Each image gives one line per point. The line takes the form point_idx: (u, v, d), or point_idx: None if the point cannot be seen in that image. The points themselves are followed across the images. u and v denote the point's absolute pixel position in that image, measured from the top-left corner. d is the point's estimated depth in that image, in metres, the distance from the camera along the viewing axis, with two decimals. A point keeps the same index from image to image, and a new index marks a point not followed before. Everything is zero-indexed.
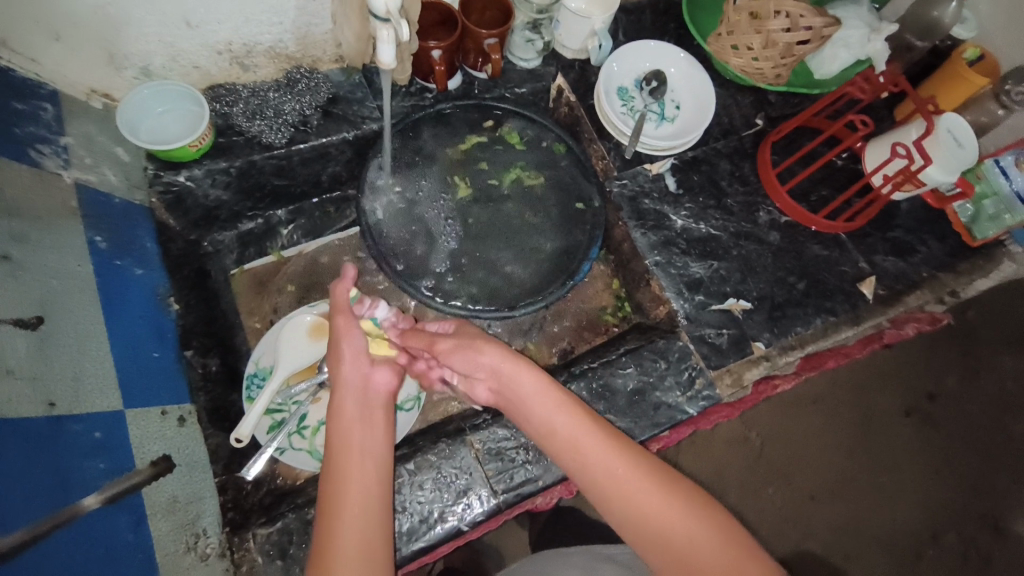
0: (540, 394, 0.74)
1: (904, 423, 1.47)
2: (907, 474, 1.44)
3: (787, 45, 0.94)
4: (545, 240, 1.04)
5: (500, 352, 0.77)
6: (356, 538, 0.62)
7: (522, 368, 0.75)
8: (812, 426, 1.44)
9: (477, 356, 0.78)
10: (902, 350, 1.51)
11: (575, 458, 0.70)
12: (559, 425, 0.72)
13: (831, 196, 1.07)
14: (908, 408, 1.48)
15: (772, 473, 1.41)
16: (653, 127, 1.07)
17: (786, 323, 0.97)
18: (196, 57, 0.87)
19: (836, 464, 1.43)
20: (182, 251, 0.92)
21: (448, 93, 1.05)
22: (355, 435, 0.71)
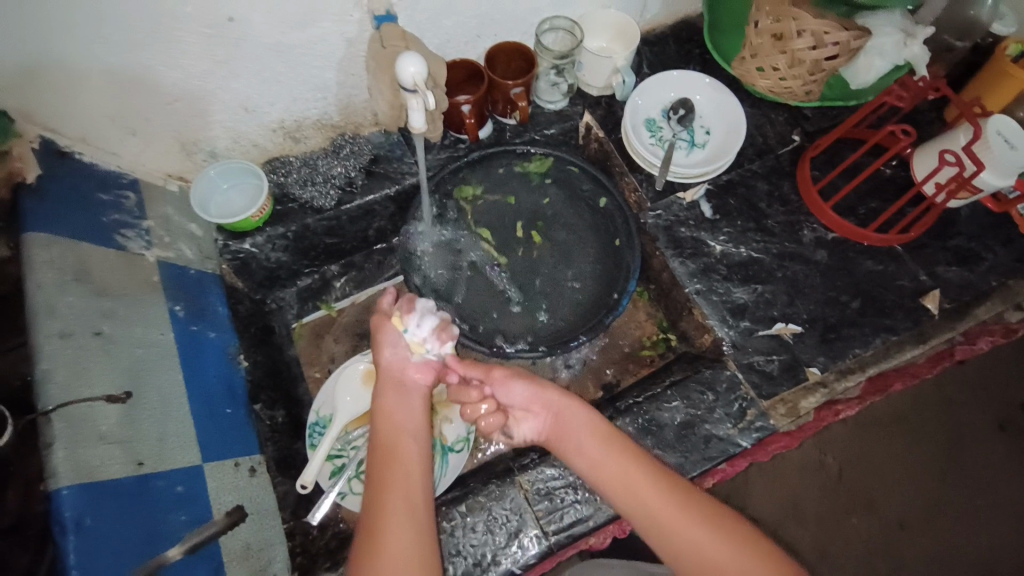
0: (592, 431, 0.75)
1: (995, 436, 1.34)
2: (1005, 496, 1.31)
3: (815, 61, 0.93)
4: (584, 276, 1.05)
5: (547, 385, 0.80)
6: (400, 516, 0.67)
7: (575, 405, 0.77)
8: (894, 447, 1.34)
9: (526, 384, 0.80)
10: (986, 361, 1.39)
11: (631, 499, 0.70)
12: (613, 472, 0.72)
13: (882, 208, 1.02)
14: (999, 421, 1.35)
15: (855, 500, 1.31)
16: (684, 154, 1.07)
17: (841, 345, 0.92)
18: (254, 136, 0.97)
19: (922, 488, 1.31)
20: (248, 311, 1.00)
21: (479, 142, 1.09)
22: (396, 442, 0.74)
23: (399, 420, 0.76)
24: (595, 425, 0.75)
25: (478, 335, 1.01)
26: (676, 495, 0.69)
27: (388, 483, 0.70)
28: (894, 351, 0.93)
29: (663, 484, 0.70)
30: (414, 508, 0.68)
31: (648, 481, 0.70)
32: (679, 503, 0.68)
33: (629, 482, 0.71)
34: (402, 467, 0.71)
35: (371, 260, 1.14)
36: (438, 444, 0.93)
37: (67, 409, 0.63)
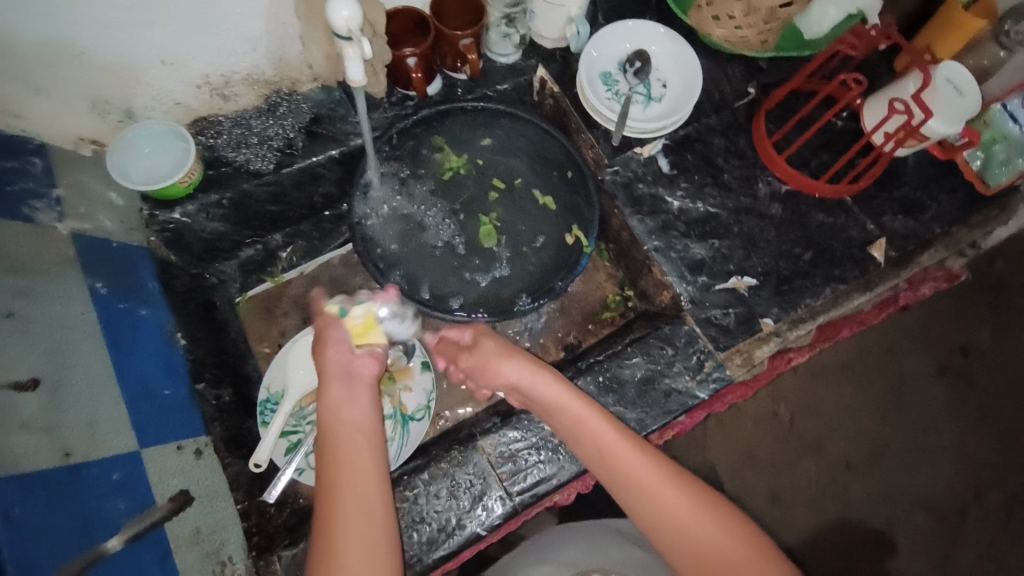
0: (564, 403, 0.74)
1: (938, 381, 1.43)
2: (943, 433, 1.40)
3: (770, 10, 0.97)
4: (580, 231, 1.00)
5: (517, 366, 0.77)
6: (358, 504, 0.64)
7: (540, 378, 0.76)
8: (842, 394, 1.41)
9: (493, 371, 0.79)
10: (927, 310, 1.47)
11: (607, 468, 0.71)
12: (590, 441, 0.72)
13: (833, 160, 1.03)
14: (940, 365, 1.44)
15: (805, 444, 1.38)
16: (641, 109, 1.04)
17: (794, 296, 0.94)
18: (177, 94, 0.88)
19: (869, 429, 1.39)
20: (186, 287, 0.93)
21: (428, 99, 1.03)
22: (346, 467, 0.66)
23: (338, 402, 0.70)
24: (569, 402, 0.74)
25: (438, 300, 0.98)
26: (645, 458, 0.70)
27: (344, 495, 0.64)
28: (843, 300, 0.95)
29: (636, 448, 0.71)
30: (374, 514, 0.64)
31: (620, 445, 0.71)
32: (651, 467, 0.69)
33: (602, 447, 0.71)
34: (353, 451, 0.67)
35: (319, 228, 1.07)
36: (398, 414, 0.91)
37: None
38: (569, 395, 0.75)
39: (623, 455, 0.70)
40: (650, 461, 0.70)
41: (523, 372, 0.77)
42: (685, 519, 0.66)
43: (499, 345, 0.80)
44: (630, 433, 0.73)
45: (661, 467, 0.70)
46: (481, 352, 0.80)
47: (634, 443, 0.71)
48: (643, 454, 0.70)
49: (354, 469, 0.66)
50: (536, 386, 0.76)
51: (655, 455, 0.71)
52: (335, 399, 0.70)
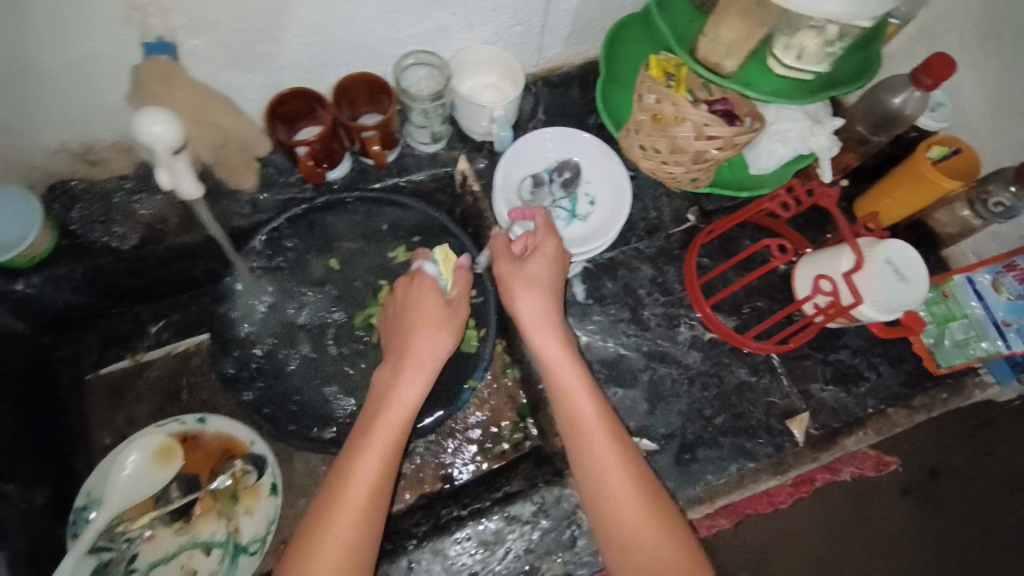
0: (578, 384, 0.73)
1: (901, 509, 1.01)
2: None
3: (698, 151, 0.77)
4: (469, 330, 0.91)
5: (540, 300, 0.76)
6: (355, 499, 0.65)
7: (546, 326, 0.76)
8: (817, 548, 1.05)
9: (512, 300, 0.77)
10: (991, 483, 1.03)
11: (580, 436, 0.70)
12: (582, 413, 0.71)
13: (768, 308, 0.93)
14: (903, 484, 1.02)
15: None
16: (561, 226, 0.93)
17: (695, 469, 0.83)
18: (34, 155, 0.78)
19: None
20: (23, 363, 0.83)
21: (331, 185, 0.94)
22: (398, 389, 0.72)
23: (406, 413, 0.71)
24: (570, 368, 0.74)
25: (310, 398, 0.91)
26: (630, 473, 0.68)
27: (365, 461, 0.67)
28: (750, 481, 0.83)
29: (624, 458, 0.69)
30: (370, 509, 0.65)
31: (613, 458, 0.69)
32: (634, 491, 0.67)
33: (595, 456, 0.69)
34: (392, 416, 0.70)
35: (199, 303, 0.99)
36: (230, 543, 0.81)
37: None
38: (567, 367, 0.74)
39: (609, 461, 0.69)
40: (646, 493, 0.68)
41: (542, 312, 0.76)
42: (636, 530, 0.66)
43: (551, 274, 0.78)
44: (621, 434, 0.71)
45: (656, 500, 0.68)
46: (527, 278, 0.77)
47: (620, 454, 0.69)
48: (631, 482, 0.68)
49: (381, 437, 0.69)
50: (544, 338, 0.76)
51: (651, 480, 0.69)
52: (422, 346, 0.76)
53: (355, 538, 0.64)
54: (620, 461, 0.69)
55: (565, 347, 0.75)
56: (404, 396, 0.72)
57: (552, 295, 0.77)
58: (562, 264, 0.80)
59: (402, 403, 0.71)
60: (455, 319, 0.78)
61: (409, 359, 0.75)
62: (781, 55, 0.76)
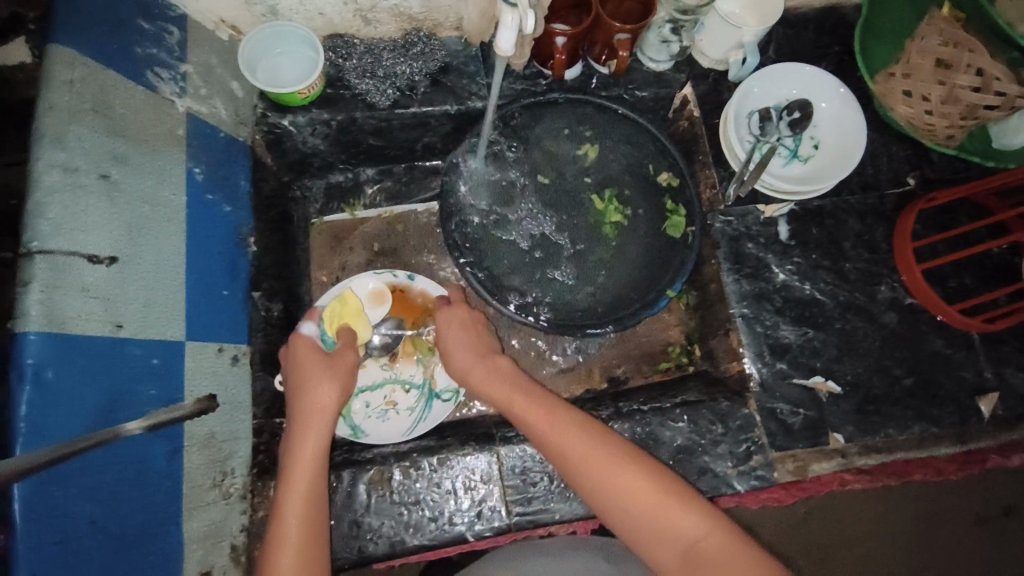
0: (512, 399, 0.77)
1: (969, 532, 1.08)
2: None
3: (971, 105, 0.85)
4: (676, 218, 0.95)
5: (473, 351, 0.83)
6: (301, 506, 0.66)
7: (459, 346, 0.83)
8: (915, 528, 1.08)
9: (450, 354, 0.84)
10: None
11: (578, 471, 0.69)
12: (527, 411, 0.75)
13: (976, 287, 0.90)
14: (976, 515, 1.09)
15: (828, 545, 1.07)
16: (779, 163, 0.94)
17: (876, 419, 0.84)
18: (323, 4, 0.86)
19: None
20: (273, 192, 0.93)
21: (563, 83, 0.98)
22: (305, 397, 0.74)
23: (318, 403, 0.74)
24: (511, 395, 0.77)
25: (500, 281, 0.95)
26: (630, 459, 0.68)
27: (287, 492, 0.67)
28: (929, 444, 0.85)
29: (601, 439, 0.70)
30: (309, 514, 0.66)
31: (612, 464, 0.68)
32: (648, 482, 0.67)
33: (586, 468, 0.69)
34: (303, 454, 0.70)
35: (411, 175, 1.06)
36: (426, 387, 0.92)
37: (51, 255, 0.56)
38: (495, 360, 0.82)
39: (609, 469, 0.68)
40: (644, 468, 0.68)
41: (471, 364, 0.82)
42: (654, 508, 0.65)
43: (469, 317, 0.86)
44: (581, 415, 0.74)
45: (654, 469, 0.68)
46: (446, 341, 0.84)
47: (625, 454, 0.69)
48: (626, 465, 0.68)
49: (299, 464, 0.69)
50: (483, 382, 0.81)
51: (648, 460, 0.69)
52: (302, 384, 0.75)
53: (311, 487, 0.68)
54: (609, 452, 0.69)
55: (512, 367, 0.81)
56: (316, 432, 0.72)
57: (471, 346, 0.83)
58: (476, 321, 0.86)
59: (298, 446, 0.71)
60: (339, 360, 0.79)
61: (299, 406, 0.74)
62: None
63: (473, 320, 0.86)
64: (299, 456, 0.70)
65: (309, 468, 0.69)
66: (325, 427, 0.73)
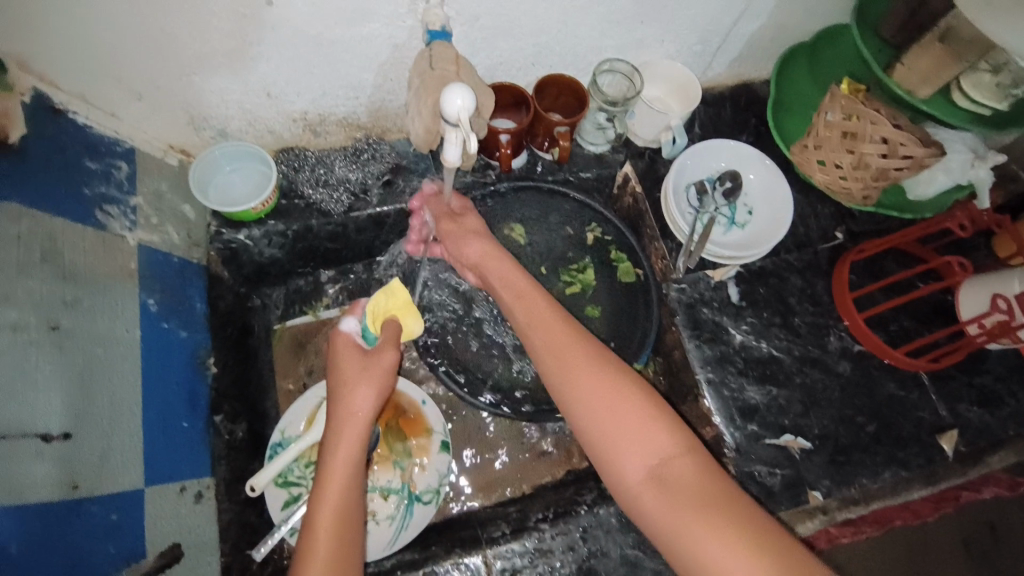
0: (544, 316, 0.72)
1: (960, 561, 1.09)
2: None
3: (881, 169, 0.86)
4: (625, 270, 1.02)
5: (485, 248, 0.80)
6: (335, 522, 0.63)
7: (514, 272, 0.77)
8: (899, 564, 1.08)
9: (466, 247, 0.81)
10: None
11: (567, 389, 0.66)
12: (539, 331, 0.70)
13: (914, 328, 0.96)
14: (963, 538, 1.11)
15: None
16: (721, 231, 1.00)
17: (850, 470, 0.87)
18: (272, 123, 0.89)
19: None
20: (229, 308, 0.92)
21: (510, 173, 1.03)
22: (353, 400, 0.71)
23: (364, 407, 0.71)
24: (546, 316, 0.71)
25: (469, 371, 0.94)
26: (628, 395, 0.63)
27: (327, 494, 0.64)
28: (901, 488, 0.88)
29: (610, 376, 0.65)
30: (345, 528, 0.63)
31: (615, 394, 0.64)
32: (636, 400, 0.63)
33: (585, 392, 0.64)
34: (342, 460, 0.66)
35: (371, 271, 1.07)
36: (405, 491, 0.89)
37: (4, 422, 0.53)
38: (518, 274, 0.78)
39: (598, 386, 0.64)
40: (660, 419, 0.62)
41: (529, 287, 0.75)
42: (663, 455, 0.61)
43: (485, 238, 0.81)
44: (593, 344, 0.68)
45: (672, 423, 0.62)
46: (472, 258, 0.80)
47: (614, 371, 0.65)
48: (633, 405, 0.63)
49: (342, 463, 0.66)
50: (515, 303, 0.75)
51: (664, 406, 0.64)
52: (349, 381, 0.72)
53: (347, 498, 0.65)
54: (619, 386, 0.64)
55: (526, 282, 0.76)
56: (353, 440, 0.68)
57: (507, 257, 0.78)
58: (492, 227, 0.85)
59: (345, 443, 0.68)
60: (377, 359, 0.75)
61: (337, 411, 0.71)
62: (970, 89, 0.84)
63: (484, 229, 0.82)
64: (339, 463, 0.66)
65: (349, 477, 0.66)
66: (361, 436, 0.69)
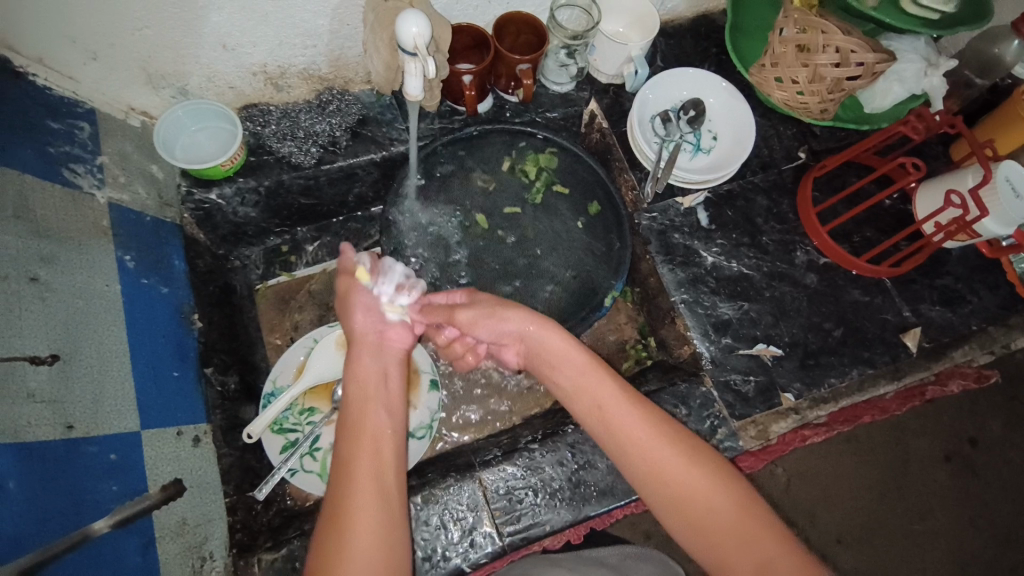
0: (581, 364, 0.73)
1: (931, 458, 1.17)
2: (949, 557, 1.13)
3: (836, 79, 0.89)
4: (543, 159, 1.05)
5: (519, 318, 0.76)
6: (368, 509, 0.59)
7: (547, 328, 0.75)
8: (872, 466, 1.16)
9: (494, 324, 0.78)
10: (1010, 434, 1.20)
11: (627, 446, 0.67)
12: (585, 382, 0.72)
13: (876, 238, 1.00)
14: (943, 451, 1.18)
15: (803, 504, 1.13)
16: (687, 158, 1.02)
17: (819, 372, 0.92)
18: (232, 78, 0.88)
19: (881, 518, 1.14)
20: (209, 267, 0.93)
21: (477, 117, 1.03)
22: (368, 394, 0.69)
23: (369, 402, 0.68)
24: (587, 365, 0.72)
25: None
26: (690, 455, 0.66)
27: (358, 481, 0.61)
28: (868, 385, 0.93)
29: (671, 435, 0.67)
30: (384, 519, 0.59)
31: (678, 445, 0.66)
32: (686, 454, 0.66)
33: (653, 460, 0.65)
34: (370, 443, 0.65)
35: (348, 227, 1.08)
36: None
37: None
38: (570, 346, 0.74)
39: (653, 438, 0.67)
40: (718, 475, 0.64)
41: (564, 344, 0.74)
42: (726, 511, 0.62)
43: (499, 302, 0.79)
44: (658, 415, 0.68)
45: (730, 477, 0.64)
46: (499, 329, 0.78)
47: (685, 446, 0.66)
48: (693, 463, 0.65)
49: (370, 447, 0.64)
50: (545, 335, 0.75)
51: (719, 458, 0.66)
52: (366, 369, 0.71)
53: (382, 487, 0.62)
54: (675, 443, 0.66)
55: (562, 341, 0.74)
56: (377, 427, 0.67)
57: (540, 320, 0.76)
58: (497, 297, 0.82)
59: (372, 431, 0.66)
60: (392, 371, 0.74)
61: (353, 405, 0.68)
62: None
63: (500, 300, 0.79)
64: (363, 470, 0.62)
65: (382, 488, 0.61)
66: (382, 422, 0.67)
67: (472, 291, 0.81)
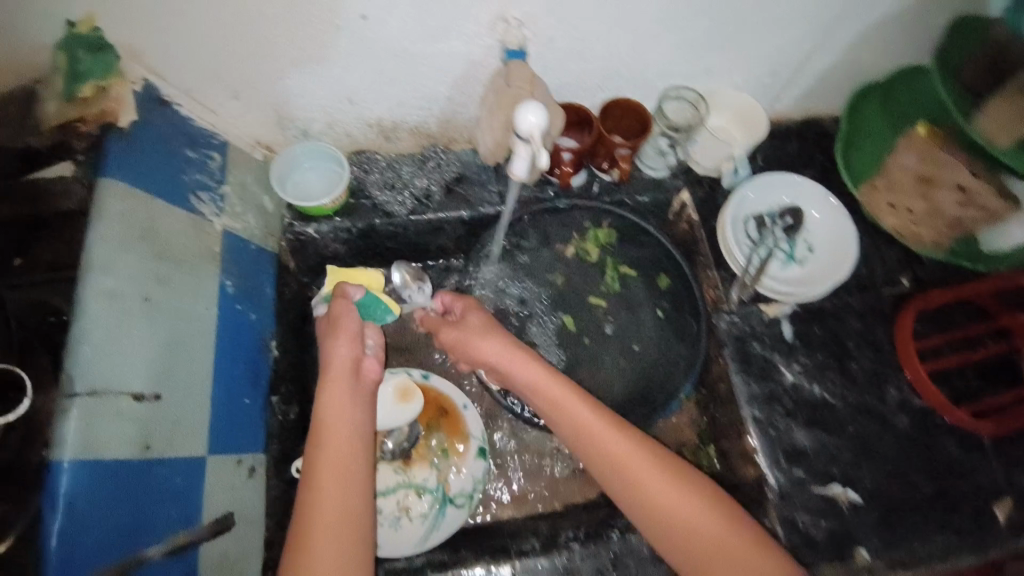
0: (543, 380, 0.79)
1: None
2: None
3: (955, 217, 0.91)
4: (602, 236, 1.06)
5: (497, 346, 0.82)
6: (332, 520, 0.65)
7: (524, 364, 0.80)
8: None
9: (475, 348, 0.84)
10: None
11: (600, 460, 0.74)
12: (550, 400, 0.78)
13: (977, 386, 0.93)
14: None
15: None
16: (778, 266, 0.99)
17: (896, 528, 0.84)
18: (349, 127, 0.94)
19: None
20: (293, 296, 0.97)
21: (569, 190, 1.04)
22: (336, 414, 0.73)
23: (341, 422, 0.73)
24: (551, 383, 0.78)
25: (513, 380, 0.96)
26: (665, 467, 0.73)
27: (323, 492, 0.67)
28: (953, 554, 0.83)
29: (641, 449, 0.74)
30: (349, 530, 0.66)
31: (638, 457, 0.73)
32: (664, 471, 0.72)
33: (622, 466, 0.73)
34: (339, 452, 0.70)
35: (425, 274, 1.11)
36: (439, 492, 0.91)
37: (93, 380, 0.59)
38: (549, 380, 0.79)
39: (621, 453, 0.73)
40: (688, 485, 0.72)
41: (506, 351, 0.81)
42: (692, 520, 0.69)
43: (484, 324, 0.85)
44: (635, 433, 0.75)
45: (699, 484, 0.72)
46: (471, 341, 0.84)
47: (669, 467, 0.73)
48: (666, 473, 0.72)
49: (333, 460, 0.69)
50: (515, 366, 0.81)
51: (690, 470, 0.74)
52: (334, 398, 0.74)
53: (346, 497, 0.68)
54: (651, 456, 0.73)
55: (542, 371, 0.80)
56: (343, 446, 0.71)
57: (509, 342, 0.82)
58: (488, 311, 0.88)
59: (343, 441, 0.72)
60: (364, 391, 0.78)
61: (322, 423, 0.73)
62: None
63: (489, 326, 0.85)
64: (326, 484, 0.67)
65: (348, 492, 0.68)
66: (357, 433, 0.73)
67: (475, 303, 0.88)
